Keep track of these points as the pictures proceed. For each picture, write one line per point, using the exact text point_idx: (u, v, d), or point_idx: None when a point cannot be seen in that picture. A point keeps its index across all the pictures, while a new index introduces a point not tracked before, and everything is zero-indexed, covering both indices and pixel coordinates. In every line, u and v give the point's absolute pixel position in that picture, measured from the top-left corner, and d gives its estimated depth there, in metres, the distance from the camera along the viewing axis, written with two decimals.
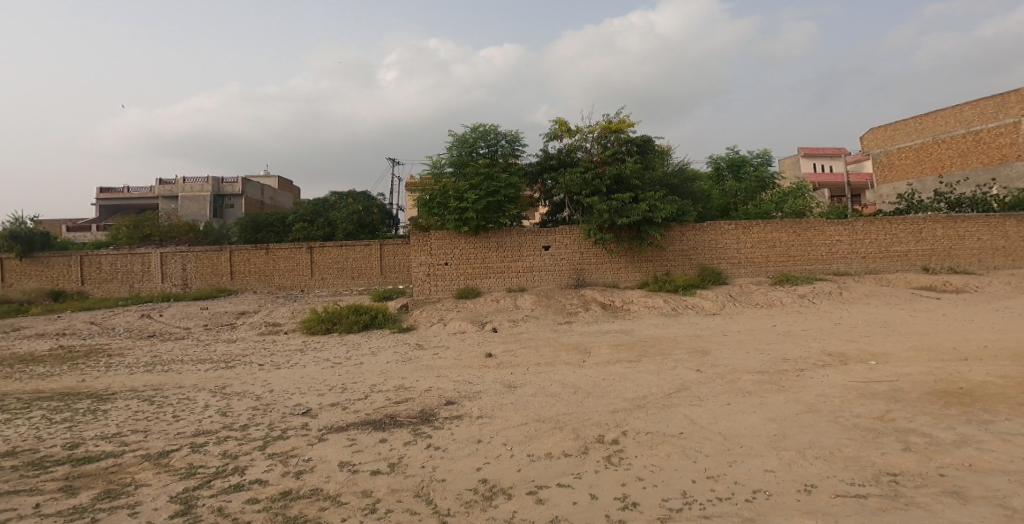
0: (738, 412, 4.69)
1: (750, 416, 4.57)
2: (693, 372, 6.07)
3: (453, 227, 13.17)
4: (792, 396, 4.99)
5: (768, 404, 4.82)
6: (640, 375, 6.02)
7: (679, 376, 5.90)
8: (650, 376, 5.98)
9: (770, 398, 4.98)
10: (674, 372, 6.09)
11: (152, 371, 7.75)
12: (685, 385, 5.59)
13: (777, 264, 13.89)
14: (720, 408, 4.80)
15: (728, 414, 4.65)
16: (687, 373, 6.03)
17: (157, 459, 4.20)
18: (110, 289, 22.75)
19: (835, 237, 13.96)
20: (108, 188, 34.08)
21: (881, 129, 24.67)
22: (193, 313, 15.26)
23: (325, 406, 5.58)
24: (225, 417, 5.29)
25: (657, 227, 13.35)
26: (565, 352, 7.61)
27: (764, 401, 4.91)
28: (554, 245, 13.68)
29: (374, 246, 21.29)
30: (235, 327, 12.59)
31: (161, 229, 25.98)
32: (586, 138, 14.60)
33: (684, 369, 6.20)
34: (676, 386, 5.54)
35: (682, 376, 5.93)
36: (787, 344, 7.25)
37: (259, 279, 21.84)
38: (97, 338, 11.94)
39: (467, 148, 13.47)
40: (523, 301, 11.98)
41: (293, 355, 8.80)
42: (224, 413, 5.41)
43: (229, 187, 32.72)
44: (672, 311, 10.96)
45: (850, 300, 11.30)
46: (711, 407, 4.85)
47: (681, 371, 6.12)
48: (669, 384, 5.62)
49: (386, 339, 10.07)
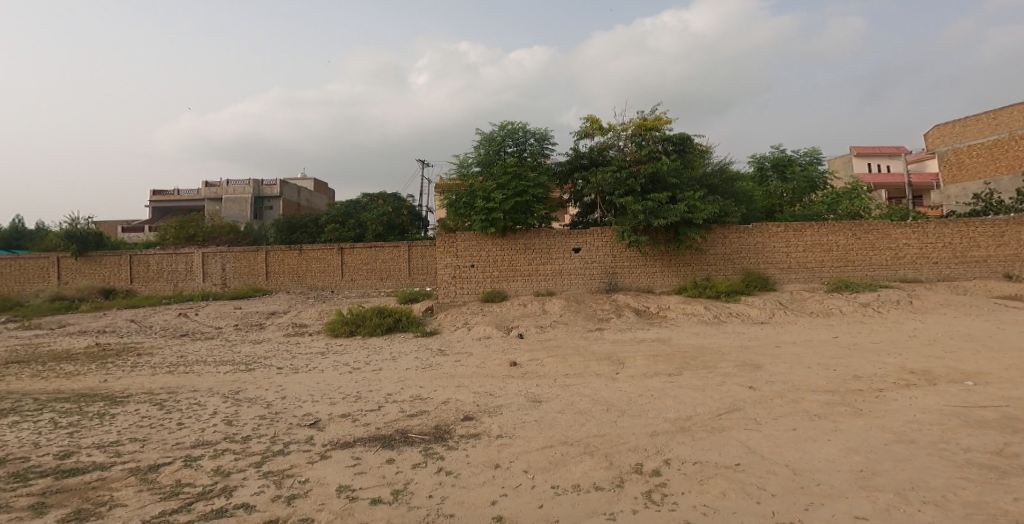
0: (807, 440, 3.97)
1: (823, 445, 3.85)
2: (745, 389, 5.32)
3: (480, 227, 12.69)
4: (875, 422, 4.23)
5: (844, 431, 4.07)
6: (683, 392, 5.34)
7: (730, 394, 5.18)
8: (695, 393, 5.28)
9: (846, 424, 4.22)
10: (723, 389, 5.36)
11: (171, 372, 7.55)
12: (737, 404, 4.89)
13: (832, 269, 12.78)
14: (783, 435, 4.08)
15: (794, 442, 3.94)
16: (739, 389, 5.31)
17: (144, 473, 3.83)
18: (155, 287, 23.39)
19: (900, 240, 12.76)
20: (158, 190, 35.41)
21: (948, 125, 22.87)
22: (226, 312, 15.33)
23: (334, 418, 5.16)
24: (230, 426, 4.94)
25: (696, 229, 12.49)
26: (597, 362, 6.99)
27: (839, 428, 4.15)
28: (586, 247, 13.01)
29: (404, 247, 21.10)
30: (263, 328, 12.48)
31: (205, 230, 26.62)
32: (620, 136, 13.92)
33: (735, 385, 5.47)
34: (727, 406, 4.84)
35: (732, 393, 5.20)
36: (856, 359, 6.40)
37: (293, 279, 21.99)
38: (130, 336, 12.02)
39: (495, 147, 13.02)
40: (554, 306, 11.38)
41: (313, 359, 8.49)
42: (230, 421, 5.07)
43: (269, 189, 33.44)
44: (714, 319, 10.11)
45: (920, 309, 10.19)
46: (773, 433, 4.13)
47: (731, 388, 5.39)
48: (720, 403, 4.90)
49: (408, 343, 9.65)
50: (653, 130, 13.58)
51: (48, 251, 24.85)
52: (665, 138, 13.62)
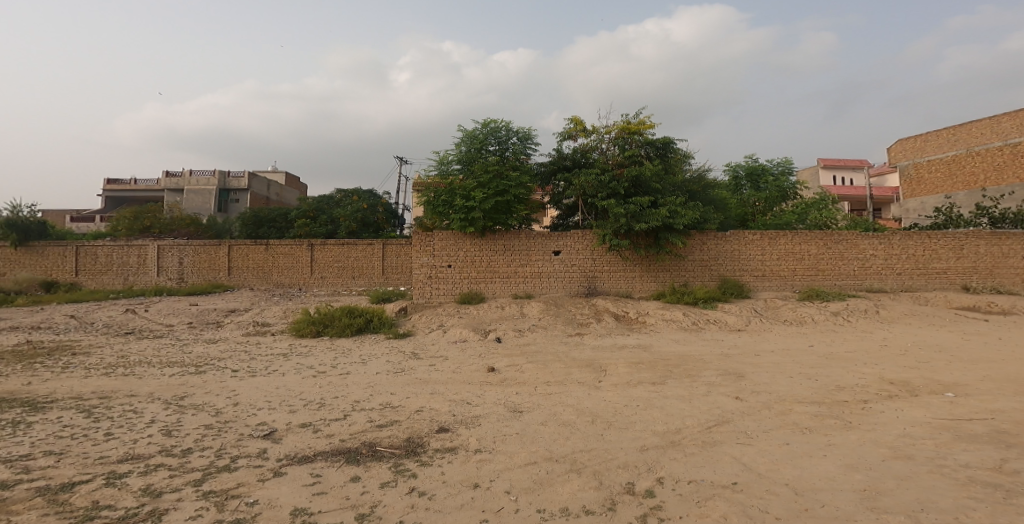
0: (803, 455, 3.74)
1: (821, 462, 3.62)
2: (732, 400, 5.10)
3: (458, 227, 12.28)
4: (869, 436, 4.04)
5: (839, 447, 3.86)
6: (669, 403, 5.09)
7: (717, 405, 4.94)
8: (681, 404, 5.03)
9: (840, 438, 4.02)
10: (709, 399, 5.13)
11: (111, 375, 6.92)
12: (725, 415, 4.65)
13: (805, 278, 12.87)
14: (778, 450, 3.85)
15: (792, 458, 3.70)
16: (724, 400, 5.09)
17: (55, 494, 3.41)
18: (103, 281, 22.05)
19: (869, 251, 12.95)
20: (113, 179, 33.60)
21: (910, 140, 23.63)
22: (180, 309, 14.44)
23: (292, 428, 4.70)
24: (167, 436, 4.49)
25: (677, 235, 12.40)
26: (577, 370, 6.69)
27: (834, 442, 3.94)
28: (565, 250, 12.75)
29: (376, 245, 20.47)
30: (222, 326, 11.75)
31: (162, 222, 25.30)
32: (603, 139, 13.76)
33: (720, 395, 5.25)
34: (716, 418, 4.59)
35: (720, 404, 4.97)
36: (835, 368, 6.29)
37: (257, 276, 21.06)
38: (72, 334, 11.12)
39: (477, 145, 12.65)
40: (532, 309, 11.06)
41: (275, 361, 7.93)
42: (167, 432, 4.60)
43: (235, 181, 32.14)
44: (691, 325, 9.97)
45: (889, 319, 10.29)
46: (767, 448, 3.89)
47: (718, 398, 5.16)
48: (707, 415, 4.66)
49: (378, 345, 9.17)
50: (637, 133, 13.48)
51: None
52: (648, 142, 13.52)
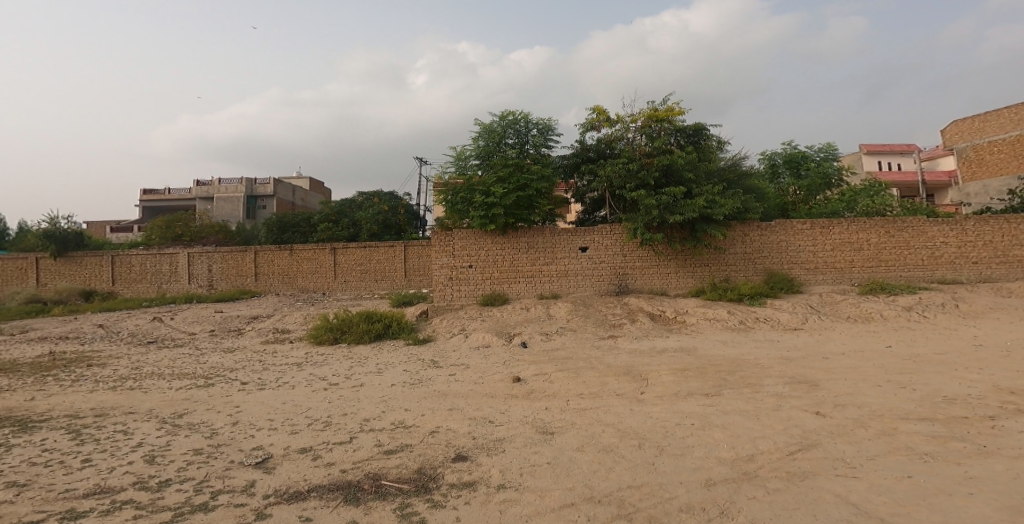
0: (939, 494, 2.87)
1: (967, 503, 2.75)
2: (812, 416, 4.23)
3: (479, 225, 11.61)
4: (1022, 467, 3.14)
5: (985, 481, 2.97)
6: (733, 420, 4.26)
7: (795, 423, 4.09)
8: (749, 422, 4.19)
9: (979, 469, 3.13)
10: (784, 416, 4.27)
11: (115, 389, 6.49)
12: (811, 436, 3.80)
13: (863, 270, 11.71)
14: (899, 485, 2.98)
15: (923, 497, 2.84)
16: (804, 416, 4.22)
17: None
18: (138, 289, 22.29)
19: (937, 238, 11.71)
20: (149, 189, 34.37)
21: (967, 120, 21.87)
22: (205, 316, 14.25)
23: (289, 455, 4.10)
24: (149, 464, 3.87)
25: (716, 226, 11.44)
26: (616, 379, 5.93)
27: (973, 475, 3.06)
28: (593, 246, 11.93)
29: (399, 247, 20.02)
30: (242, 334, 11.38)
31: (192, 230, 25.56)
32: (628, 128, 12.96)
33: (796, 410, 4.39)
34: (801, 440, 3.75)
35: (800, 421, 4.12)
36: (931, 375, 5.34)
37: (283, 281, 20.91)
38: (93, 344, 10.93)
39: (495, 138, 12.00)
40: (560, 310, 10.31)
41: (287, 372, 7.40)
42: (151, 458, 4.00)
43: (263, 187, 32.40)
44: (740, 325, 9.03)
45: (969, 314, 9.13)
46: (881, 483, 3.03)
47: (794, 414, 4.29)
48: (787, 437, 3.81)
49: (398, 352, 8.58)
50: (666, 120, 12.64)
51: (28, 251, 23.74)
52: (678, 129, 12.67)
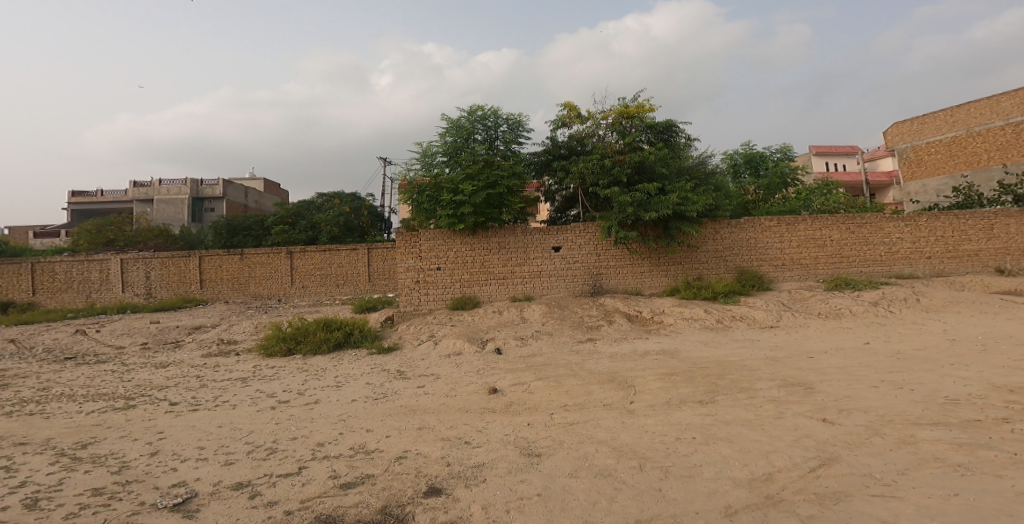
0: (996, 515, 2.50)
1: None
2: (820, 424, 3.86)
3: (446, 225, 10.98)
4: None
5: None
6: (737, 432, 3.85)
7: (805, 433, 3.69)
8: (755, 433, 3.77)
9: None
10: (790, 424, 3.88)
11: (12, 416, 5.63)
12: (828, 448, 3.42)
13: (828, 267, 11.75)
14: (948, 506, 2.60)
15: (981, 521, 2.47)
16: (812, 425, 3.84)
17: None
18: (64, 300, 20.38)
19: (895, 234, 11.87)
20: (80, 191, 31.81)
21: (907, 122, 22.71)
22: (138, 327, 12.96)
23: (217, 493, 3.46)
24: (28, 509, 3.25)
25: (689, 223, 11.23)
26: (598, 389, 5.47)
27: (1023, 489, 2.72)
28: (565, 245, 11.48)
29: (361, 249, 19.07)
30: (180, 346, 10.31)
31: (127, 234, 23.65)
32: (599, 124, 12.64)
33: (800, 417, 4.01)
34: (818, 453, 3.35)
35: (810, 430, 3.74)
36: (922, 373, 5.12)
37: (233, 287, 19.55)
38: (4, 362, 9.64)
39: (463, 134, 11.40)
40: (533, 313, 9.80)
41: (229, 388, 6.55)
42: (32, 502, 3.36)
43: (209, 189, 30.51)
44: (716, 324, 8.77)
45: (933, 308, 9.21)
46: (927, 503, 2.65)
47: (801, 422, 3.91)
48: (801, 450, 3.41)
49: (360, 363, 7.85)
50: (637, 116, 12.39)
51: None
52: (649, 125, 12.43)
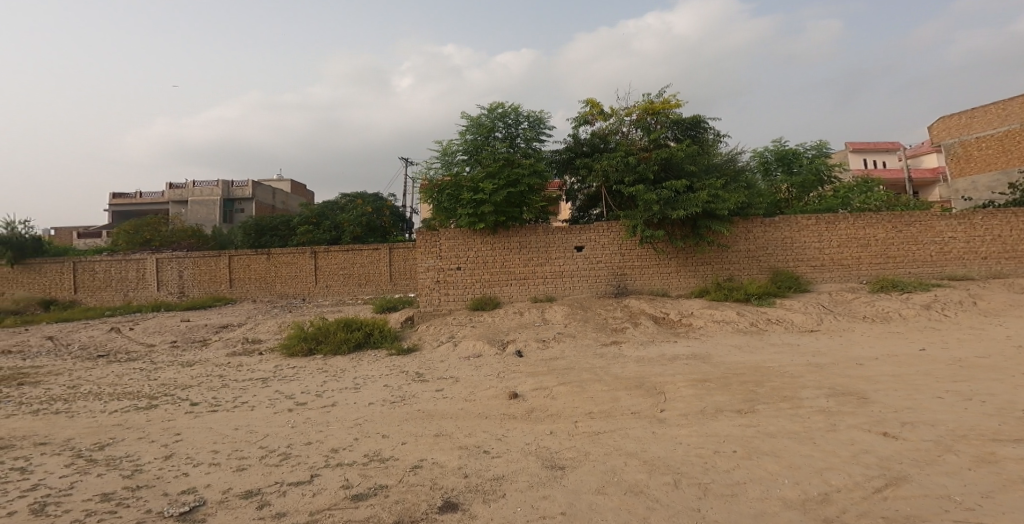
0: None
1: None
2: (880, 437, 3.51)
3: (466, 224, 10.80)
4: None
5: None
6: (784, 445, 3.52)
7: (863, 448, 3.35)
8: (805, 448, 3.45)
9: None
10: (845, 438, 3.53)
11: (36, 414, 5.64)
12: (893, 465, 3.11)
13: (872, 267, 11.12)
14: None
15: None
16: (870, 439, 3.49)
17: None
18: (102, 298, 21.00)
19: (946, 232, 11.17)
20: (120, 193, 32.89)
21: (955, 116, 21.46)
22: (168, 325, 13.17)
23: (226, 502, 3.31)
24: (35, 515, 3.15)
25: (719, 222, 10.77)
26: (627, 396, 5.19)
27: None
28: (589, 245, 11.15)
29: (383, 250, 19.08)
30: (207, 345, 10.38)
31: (162, 235, 24.27)
32: (623, 121, 12.30)
33: (856, 430, 3.66)
34: (882, 470, 3.05)
35: (870, 445, 3.41)
36: (989, 382, 4.68)
37: (260, 287, 19.82)
38: (39, 359, 9.86)
39: (484, 132, 11.20)
40: (555, 314, 9.52)
41: (248, 389, 6.47)
42: (41, 506, 3.26)
43: (240, 190, 31.15)
44: (752, 327, 8.33)
45: (991, 311, 8.58)
46: None
47: (856, 436, 3.56)
48: (861, 467, 3.10)
49: (379, 364, 7.72)
50: (663, 112, 12.02)
51: None
52: (676, 121, 12.04)
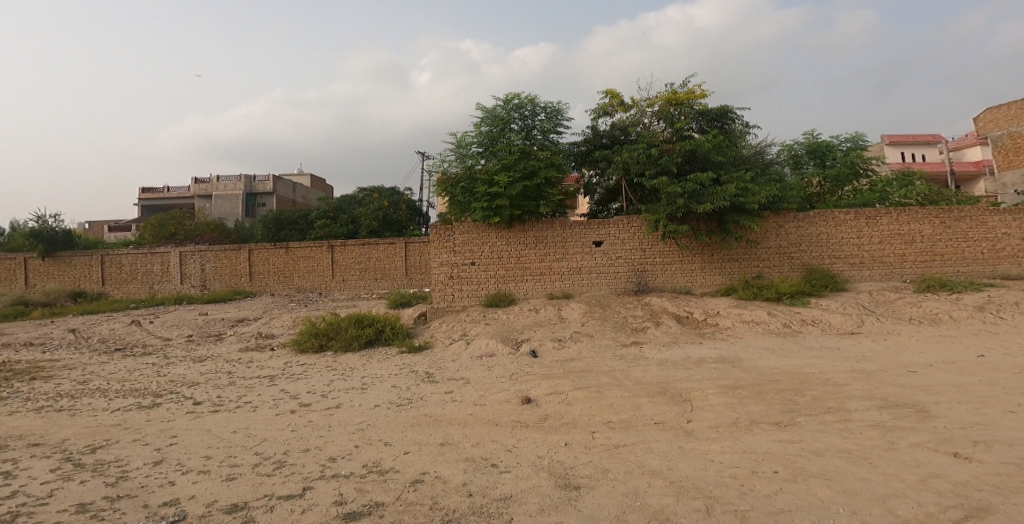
0: None
1: None
2: (950, 458, 3.10)
3: (481, 218, 10.46)
4: None
5: None
6: (836, 465, 3.12)
7: (932, 471, 2.95)
8: (860, 469, 3.04)
9: None
10: (907, 459, 3.12)
11: (37, 411, 5.49)
12: (973, 492, 2.71)
13: (917, 265, 10.47)
14: None
15: None
16: (939, 461, 3.07)
17: None
18: (129, 290, 21.34)
19: (1000, 229, 10.52)
20: (148, 188, 33.55)
21: (1004, 108, 19.65)
22: (187, 319, 13.19)
23: (207, 517, 3.05)
24: None
25: (748, 216, 10.19)
26: (650, 404, 4.81)
27: None
28: (608, 240, 10.70)
29: (399, 244, 18.92)
30: (221, 339, 10.30)
31: (186, 228, 24.57)
32: (644, 112, 11.80)
33: (919, 449, 3.24)
34: (960, 500, 2.65)
35: (941, 467, 3.00)
36: None
37: (279, 280, 19.86)
38: (57, 351, 9.89)
39: (499, 123, 10.85)
40: (571, 312, 9.14)
41: (253, 388, 6.26)
42: (11, 518, 3.03)
43: (262, 185, 31.43)
44: (784, 329, 7.81)
45: None
46: None
47: (921, 456, 3.14)
48: (934, 495, 2.70)
49: (388, 363, 7.47)
50: (687, 102, 11.50)
51: (17, 252, 22.84)
52: (701, 111, 11.50)
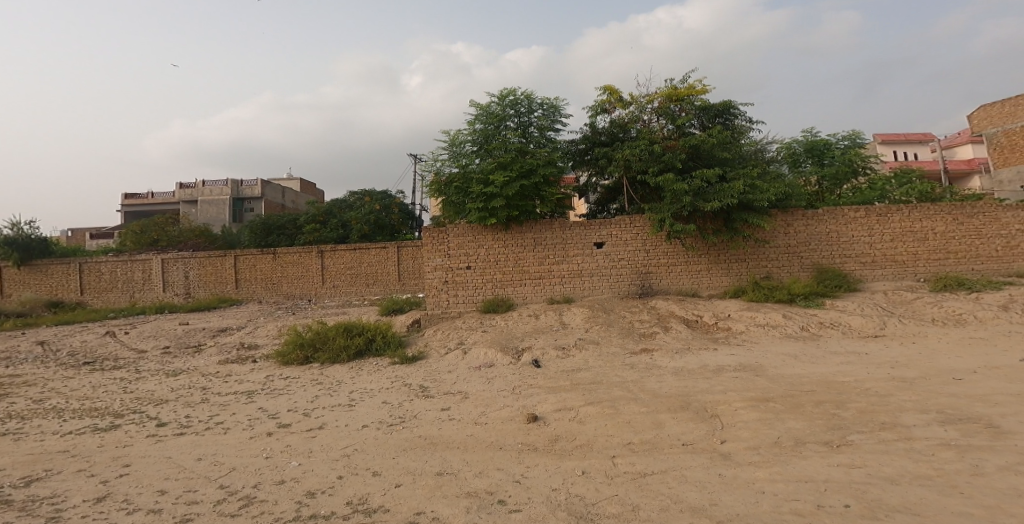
0: None
1: None
2: None
3: (476, 219, 9.92)
4: None
5: None
6: (921, 495, 2.70)
7: None
8: (952, 501, 2.61)
9: None
10: (1004, 487, 2.71)
11: None
12: None
13: (930, 264, 10.06)
14: None
15: None
16: None
17: None
18: (109, 299, 20.53)
19: (1014, 225, 10.15)
20: (131, 194, 32.68)
21: (997, 106, 18.44)
22: (166, 328, 12.50)
23: None
24: None
25: (756, 214, 9.72)
26: (674, 421, 4.31)
27: None
28: (609, 241, 10.19)
29: (391, 248, 18.33)
30: (200, 351, 9.65)
31: (170, 235, 23.78)
32: (643, 108, 11.33)
33: (1013, 475, 2.83)
34: None
35: None
36: None
37: (266, 287, 19.18)
38: (22, 366, 9.19)
39: (495, 121, 10.32)
40: (574, 317, 8.62)
41: (229, 406, 5.65)
42: None
43: (249, 189, 30.69)
44: (802, 332, 7.33)
45: None
46: None
47: (1019, 483, 2.74)
48: None
49: (379, 376, 6.90)
50: (688, 98, 11.04)
51: None
52: (703, 107, 11.04)
